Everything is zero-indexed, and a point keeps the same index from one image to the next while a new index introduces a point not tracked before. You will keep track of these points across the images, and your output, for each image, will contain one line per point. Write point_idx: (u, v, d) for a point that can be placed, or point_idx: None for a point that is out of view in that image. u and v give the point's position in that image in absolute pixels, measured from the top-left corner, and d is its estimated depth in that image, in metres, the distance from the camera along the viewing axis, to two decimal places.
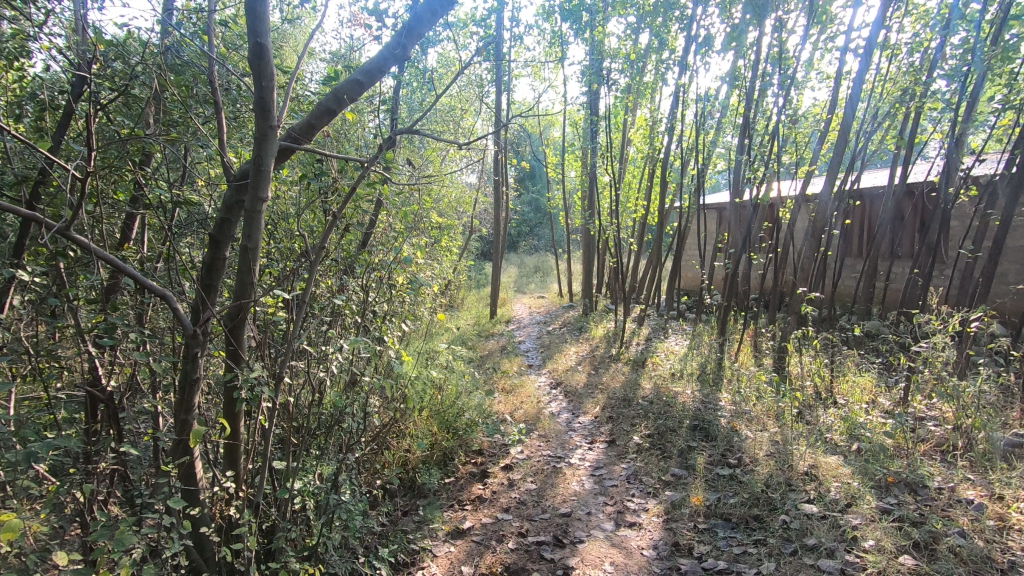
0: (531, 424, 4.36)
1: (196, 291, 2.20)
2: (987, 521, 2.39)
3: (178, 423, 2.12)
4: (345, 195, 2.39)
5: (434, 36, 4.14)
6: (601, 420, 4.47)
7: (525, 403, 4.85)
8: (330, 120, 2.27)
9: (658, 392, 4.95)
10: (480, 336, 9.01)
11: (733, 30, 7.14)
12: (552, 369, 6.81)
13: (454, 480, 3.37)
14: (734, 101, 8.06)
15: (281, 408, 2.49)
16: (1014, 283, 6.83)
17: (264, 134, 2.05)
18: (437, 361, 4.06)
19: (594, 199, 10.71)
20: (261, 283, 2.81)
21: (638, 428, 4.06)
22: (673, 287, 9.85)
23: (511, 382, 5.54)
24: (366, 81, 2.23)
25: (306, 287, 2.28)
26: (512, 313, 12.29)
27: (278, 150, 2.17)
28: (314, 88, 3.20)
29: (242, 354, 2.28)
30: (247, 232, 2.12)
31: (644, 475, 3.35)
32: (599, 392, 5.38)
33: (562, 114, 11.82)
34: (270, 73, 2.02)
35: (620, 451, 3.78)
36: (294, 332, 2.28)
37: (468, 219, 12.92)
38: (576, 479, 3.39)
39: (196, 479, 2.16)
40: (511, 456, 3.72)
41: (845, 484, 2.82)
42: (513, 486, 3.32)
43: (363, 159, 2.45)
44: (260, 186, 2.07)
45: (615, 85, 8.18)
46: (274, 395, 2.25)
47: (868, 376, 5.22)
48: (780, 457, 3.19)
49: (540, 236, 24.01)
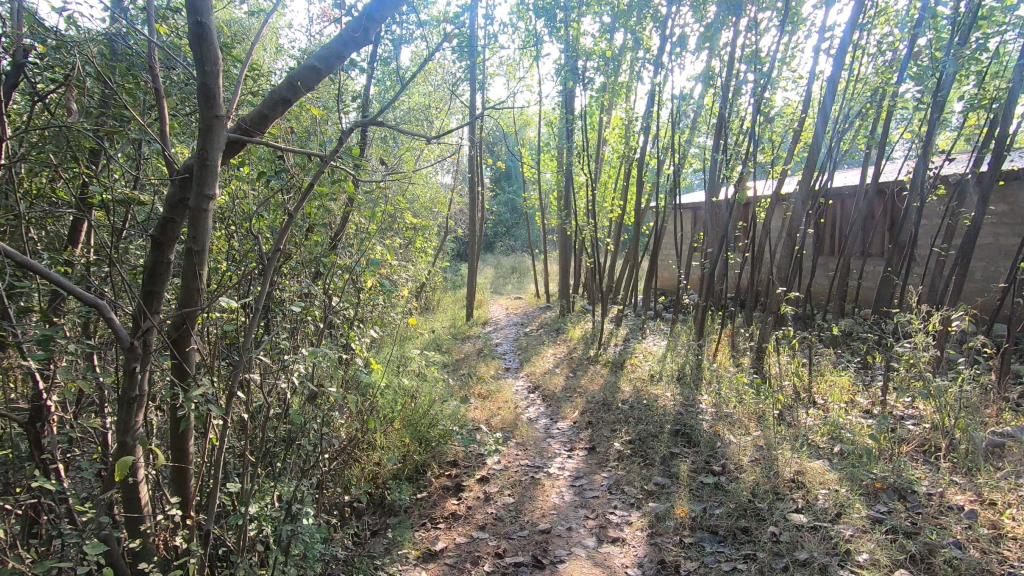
0: (509, 432, 4.20)
1: (137, 299, 2.00)
2: (981, 530, 2.32)
3: (116, 448, 1.92)
4: (304, 196, 2.20)
5: (407, 34, 3.98)
6: (581, 425, 4.34)
7: (501, 409, 4.70)
8: (284, 111, 2.08)
9: (637, 394, 4.86)
10: (456, 339, 8.80)
11: (707, 30, 7.12)
12: (529, 372, 6.68)
13: (427, 495, 3.17)
14: (709, 101, 8.06)
15: (235, 424, 2.30)
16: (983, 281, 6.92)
17: (209, 125, 1.85)
18: (409, 368, 3.88)
19: (569, 199, 10.63)
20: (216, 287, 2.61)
21: (619, 433, 3.94)
22: (650, 287, 9.81)
23: (487, 387, 5.39)
24: (323, 68, 2.04)
25: (263, 296, 2.09)
26: (490, 314, 12.14)
27: (226, 143, 1.97)
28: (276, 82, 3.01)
29: (188, 368, 2.08)
30: (191, 234, 1.93)
31: (626, 485, 3.22)
32: (578, 396, 5.26)
33: (537, 114, 11.71)
34: (213, 57, 1.82)
35: (600, 459, 3.65)
36: (250, 347, 2.10)
37: (443, 219, 12.72)
38: (555, 490, 3.24)
39: (140, 506, 1.98)
40: (487, 467, 3.55)
41: (832, 492, 2.74)
42: (490, 501, 3.15)
43: (325, 157, 2.26)
44: (205, 182, 1.87)
45: (590, 85, 8.11)
46: (227, 414, 2.06)
47: (846, 376, 5.21)
48: (765, 463, 3.10)
49: (516, 236, 23.91)
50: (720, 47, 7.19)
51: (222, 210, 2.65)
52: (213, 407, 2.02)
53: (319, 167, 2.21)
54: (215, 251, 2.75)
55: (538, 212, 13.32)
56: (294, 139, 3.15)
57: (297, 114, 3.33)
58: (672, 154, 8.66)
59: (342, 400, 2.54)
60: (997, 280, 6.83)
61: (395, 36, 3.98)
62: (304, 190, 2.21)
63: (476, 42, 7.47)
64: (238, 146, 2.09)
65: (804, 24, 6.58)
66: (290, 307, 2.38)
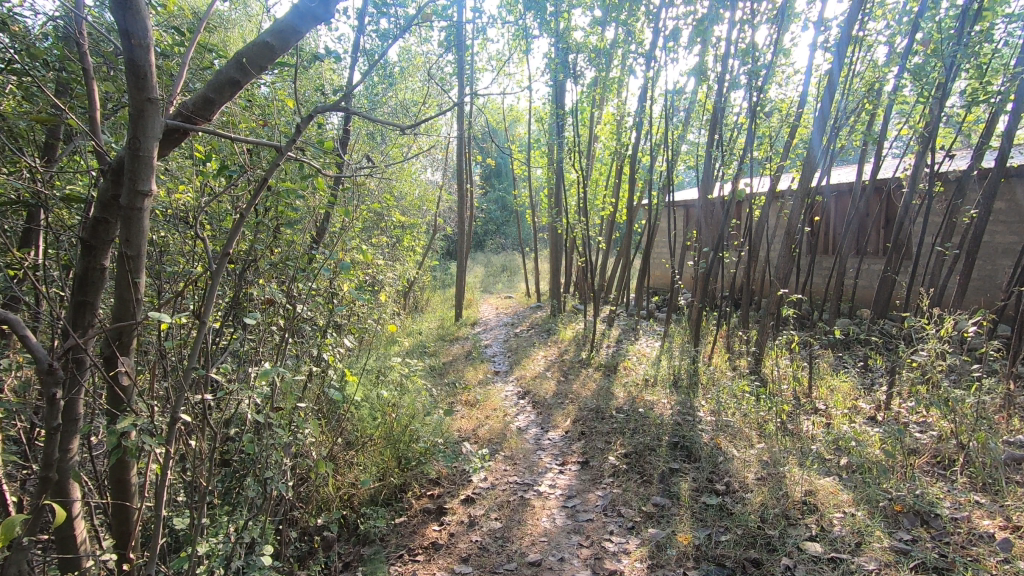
0: (496, 444, 3.95)
1: (63, 311, 1.73)
2: (1018, 564, 2.11)
3: (41, 485, 1.68)
4: (258, 193, 1.90)
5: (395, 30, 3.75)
6: (572, 436, 4.11)
7: (489, 418, 4.46)
8: (233, 95, 1.81)
9: (631, 401, 4.63)
10: (444, 341, 8.53)
11: (699, 23, 6.90)
12: (519, 376, 6.43)
13: (406, 519, 2.92)
14: (701, 95, 7.86)
15: (186, 453, 2.04)
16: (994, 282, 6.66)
17: (141, 109, 1.58)
18: (389, 379, 3.62)
19: (560, 197, 10.38)
20: (170, 297, 2.35)
21: (613, 445, 3.71)
22: (642, 286, 9.57)
23: (475, 394, 5.14)
24: (277, 45, 1.79)
25: (210, 310, 1.80)
26: (479, 314, 11.88)
27: (164, 131, 1.70)
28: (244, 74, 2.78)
29: (124, 395, 1.81)
30: (124, 236, 1.66)
31: (623, 506, 2.99)
32: (569, 402, 5.03)
33: (528, 110, 11.45)
34: (143, 28, 1.54)
35: (594, 474, 3.41)
36: (193, 372, 1.81)
37: (431, 217, 12.41)
38: (545, 513, 3.00)
39: (72, 551, 1.73)
40: (472, 486, 3.30)
41: (848, 517, 2.54)
42: (475, 526, 2.90)
43: (281, 149, 1.96)
44: (138, 177, 1.61)
45: (581, 80, 7.89)
46: (168, 447, 1.79)
47: (848, 382, 5.02)
48: (772, 482, 2.88)
49: (506, 234, 23.62)
50: (714, 42, 6.99)
51: (177, 211, 2.40)
52: (149, 440, 1.74)
53: (274, 162, 1.91)
54: (171, 254, 2.51)
55: (528, 210, 13.06)
56: (262, 133, 2.89)
57: (267, 105, 3.06)
58: (665, 151, 8.46)
59: (308, 424, 2.29)
60: (998, 279, 6.65)
61: (379, 28, 3.73)
62: (257, 187, 1.91)
63: (464, 34, 7.20)
64: (182, 134, 1.82)
65: (799, 17, 6.38)
66: (245, 320, 2.09)
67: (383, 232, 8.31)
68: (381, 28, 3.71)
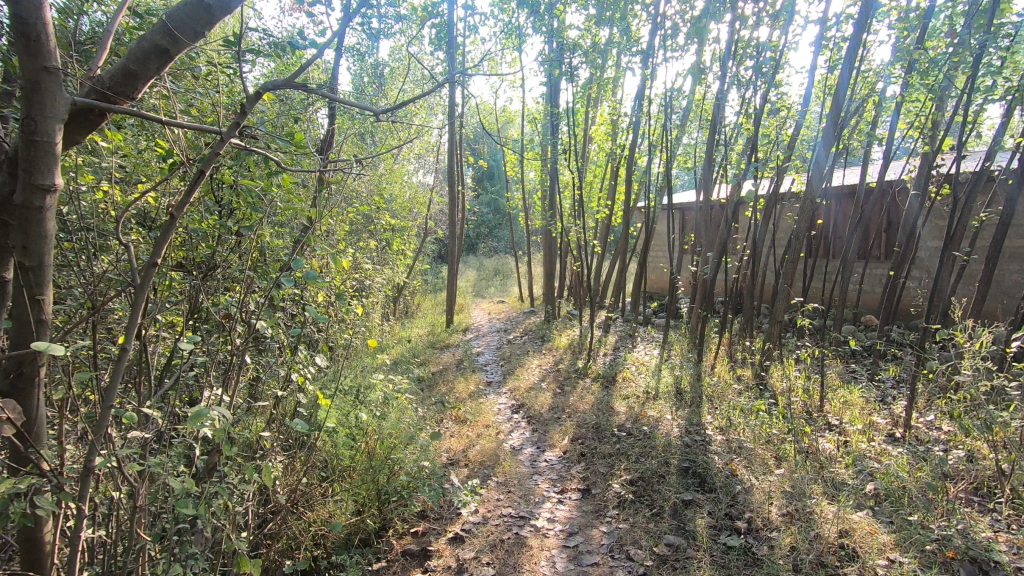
0: (488, 468, 3.62)
1: None
2: None
3: None
4: (194, 188, 1.54)
5: (385, 30, 3.47)
6: (571, 458, 3.77)
7: (479, 437, 4.12)
8: (162, 70, 1.48)
9: (634, 417, 4.31)
10: (434, 348, 8.18)
11: (695, 22, 6.63)
12: (513, 388, 6.07)
13: (385, 565, 2.58)
14: (699, 95, 7.57)
15: (117, 502, 1.70)
16: (1011, 287, 6.33)
17: (37, 83, 1.25)
18: (370, 399, 3.27)
19: (555, 199, 10.08)
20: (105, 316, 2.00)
21: (617, 470, 3.38)
22: (640, 289, 9.12)
23: (465, 409, 4.80)
24: (214, 8, 1.45)
25: (133, 334, 1.43)
26: (471, 320, 11.49)
27: (74, 110, 1.35)
28: (206, 65, 2.46)
29: (28, 440, 1.41)
30: (21, 242, 1.29)
31: (631, 546, 2.66)
32: (566, 418, 4.71)
33: (521, 112, 11.16)
34: None
35: (597, 506, 3.09)
36: (111, 408, 1.47)
37: (422, 220, 12.06)
38: (544, 555, 2.68)
39: None
40: (462, 520, 2.96)
41: (895, 566, 2.24)
42: (466, 572, 2.55)
43: (220, 135, 1.61)
44: (36, 168, 1.25)
45: (576, 81, 7.60)
46: (80, 502, 1.44)
47: (863, 395, 4.72)
48: (802, 522, 2.58)
49: (498, 237, 23.39)
50: (711, 41, 6.71)
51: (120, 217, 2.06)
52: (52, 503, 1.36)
53: (208, 152, 1.57)
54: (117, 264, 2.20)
55: (521, 213, 12.72)
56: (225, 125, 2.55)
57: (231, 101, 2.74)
58: (662, 154, 8.18)
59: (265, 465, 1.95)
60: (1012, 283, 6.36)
61: (369, 29, 3.46)
62: (193, 179, 1.56)
63: (455, 33, 6.91)
64: (101, 116, 1.48)
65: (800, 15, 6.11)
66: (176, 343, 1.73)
67: (370, 234, 7.95)
68: (371, 25, 3.41)
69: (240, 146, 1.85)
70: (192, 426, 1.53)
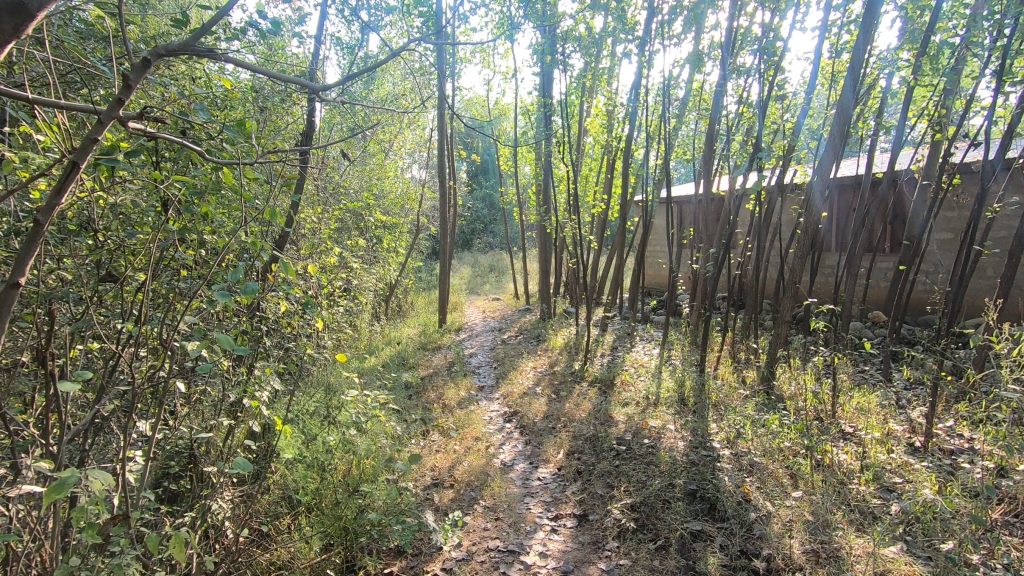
0: (475, 489, 3.32)
1: None
2: None
3: None
4: (64, 185, 1.23)
5: (373, 19, 3.17)
6: (566, 475, 3.49)
7: (467, 453, 3.81)
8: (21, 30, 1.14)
9: (634, 428, 4.02)
10: (425, 350, 7.87)
11: (692, 11, 6.31)
12: (506, 393, 5.74)
13: None
14: (698, 85, 7.25)
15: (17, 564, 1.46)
16: None
17: None
18: (340, 419, 2.98)
19: (549, 193, 9.77)
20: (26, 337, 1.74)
21: (617, 493, 3.10)
22: (637, 286, 8.61)
23: (453, 419, 4.51)
24: None
25: None
26: (464, 318, 11.13)
27: None
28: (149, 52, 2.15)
29: None
30: None
31: None
32: (561, 427, 4.42)
33: (515, 105, 10.84)
34: None
35: (596, 536, 2.81)
36: None
37: (413, 216, 11.71)
38: None
39: None
40: (443, 557, 2.67)
41: None
42: None
43: (100, 116, 1.30)
44: None
45: (569, 71, 7.26)
46: None
47: (877, 401, 4.44)
48: (827, 565, 2.31)
49: (493, 233, 23.12)
50: (710, 29, 6.39)
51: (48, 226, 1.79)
52: None
53: (81, 143, 1.24)
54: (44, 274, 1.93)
55: (515, 208, 12.35)
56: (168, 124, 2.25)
57: (171, 90, 2.40)
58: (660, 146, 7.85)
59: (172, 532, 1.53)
60: None
61: (355, 19, 3.15)
62: (65, 174, 1.25)
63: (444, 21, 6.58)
64: None
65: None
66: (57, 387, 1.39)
67: (359, 232, 7.62)
68: (355, 15, 3.11)
69: (141, 130, 1.53)
70: (76, 523, 1.21)
